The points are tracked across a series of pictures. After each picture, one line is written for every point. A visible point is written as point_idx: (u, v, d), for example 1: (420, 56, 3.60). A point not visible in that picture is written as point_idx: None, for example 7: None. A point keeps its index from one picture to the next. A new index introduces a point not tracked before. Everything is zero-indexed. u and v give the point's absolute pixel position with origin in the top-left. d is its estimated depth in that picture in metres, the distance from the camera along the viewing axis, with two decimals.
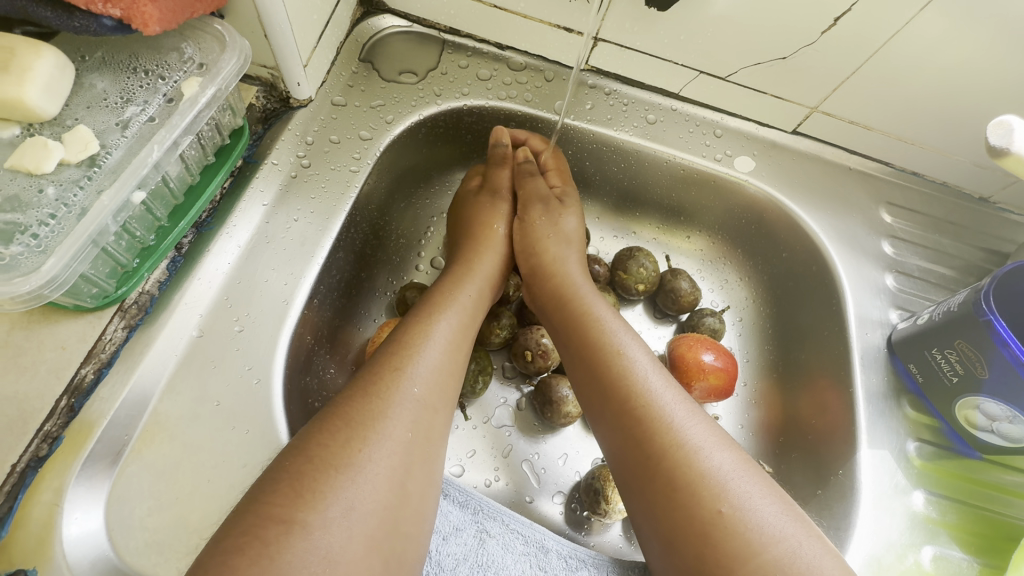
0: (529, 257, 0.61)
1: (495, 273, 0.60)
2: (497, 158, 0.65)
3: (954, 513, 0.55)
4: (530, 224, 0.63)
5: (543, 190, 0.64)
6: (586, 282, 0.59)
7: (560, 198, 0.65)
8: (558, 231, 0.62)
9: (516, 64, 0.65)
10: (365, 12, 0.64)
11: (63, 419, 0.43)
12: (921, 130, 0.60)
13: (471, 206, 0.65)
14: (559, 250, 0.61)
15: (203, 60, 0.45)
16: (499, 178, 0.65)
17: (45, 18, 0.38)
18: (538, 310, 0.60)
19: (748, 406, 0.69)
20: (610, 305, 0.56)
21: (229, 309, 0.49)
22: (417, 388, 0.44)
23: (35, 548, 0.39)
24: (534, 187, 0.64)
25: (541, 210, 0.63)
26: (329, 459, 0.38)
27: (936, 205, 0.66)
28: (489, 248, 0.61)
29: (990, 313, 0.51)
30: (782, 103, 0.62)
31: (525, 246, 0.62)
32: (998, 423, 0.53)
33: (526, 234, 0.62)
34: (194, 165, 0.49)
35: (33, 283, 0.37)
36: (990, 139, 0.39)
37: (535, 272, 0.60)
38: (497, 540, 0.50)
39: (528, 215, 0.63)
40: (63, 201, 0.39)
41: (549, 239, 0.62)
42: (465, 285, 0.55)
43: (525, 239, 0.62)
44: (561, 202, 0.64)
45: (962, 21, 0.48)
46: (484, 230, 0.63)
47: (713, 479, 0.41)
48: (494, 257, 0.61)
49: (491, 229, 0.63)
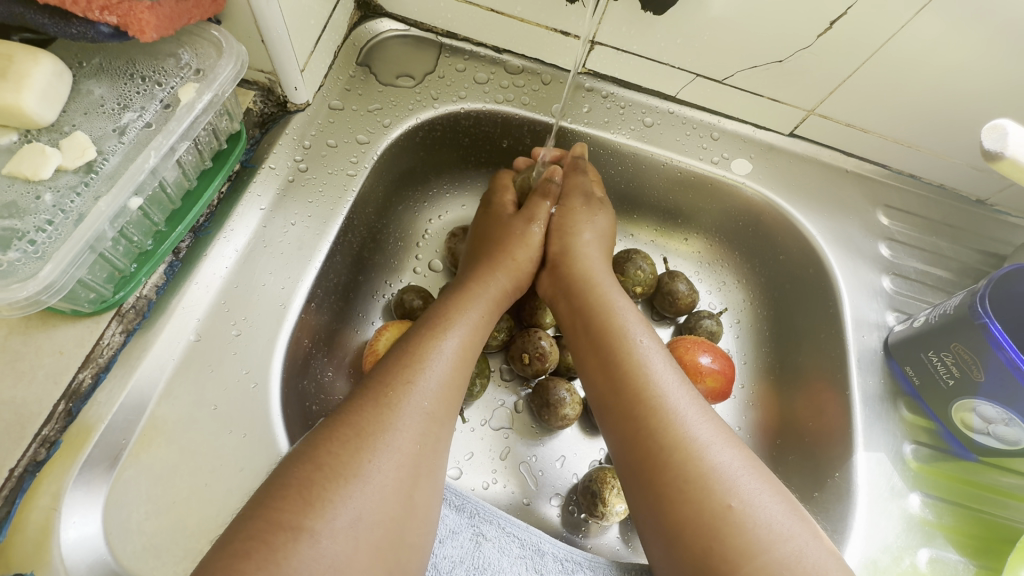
0: (562, 240, 0.61)
1: (500, 298, 0.58)
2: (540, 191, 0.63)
3: (950, 515, 0.55)
4: (570, 211, 0.63)
5: (588, 190, 0.64)
6: (608, 275, 0.58)
7: (602, 200, 0.64)
8: (597, 229, 0.62)
9: (513, 67, 0.66)
10: (363, 16, 0.64)
11: (61, 423, 0.43)
12: (917, 133, 0.60)
13: (495, 210, 0.64)
14: (591, 243, 0.61)
15: (199, 66, 0.45)
16: (538, 208, 0.63)
17: (43, 25, 0.38)
18: (553, 296, 0.60)
19: (745, 408, 0.69)
20: (630, 299, 0.56)
21: (226, 313, 0.50)
22: (426, 401, 0.44)
23: (33, 553, 0.39)
24: (581, 182, 0.64)
25: (582, 207, 0.63)
26: (338, 469, 0.38)
27: (933, 207, 0.66)
28: (512, 254, 0.60)
29: (986, 316, 0.51)
30: (779, 106, 0.62)
31: (560, 228, 0.62)
32: (994, 426, 0.53)
33: (563, 225, 0.62)
34: (191, 170, 0.50)
35: (31, 288, 0.37)
36: (985, 142, 0.38)
37: (557, 276, 0.60)
38: (494, 543, 0.51)
39: (568, 202, 0.63)
40: (61, 207, 0.39)
41: (585, 228, 0.62)
42: (478, 300, 0.55)
43: (559, 228, 0.62)
44: (602, 203, 0.64)
45: (955, 24, 0.48)
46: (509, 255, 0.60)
47: (722, 475, 0.41)
48: (505, 281, 0.58)
49: (514, 257, 0.60)
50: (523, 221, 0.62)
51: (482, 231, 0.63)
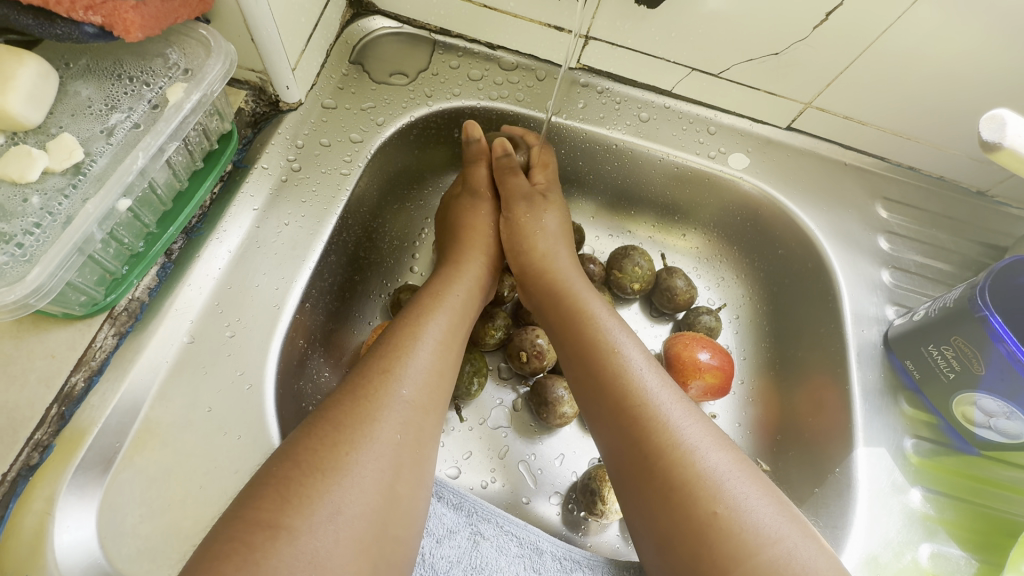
0: (519, 257, 0.61)
1: (482, 278, 0.59)
2: (472, 156, 0.64)
3: (952, 510, 0.54)
4: (516, 221, 0.62)
5: (526, 188, 0.63)
6: (581, 281, 0.58)
7: (544, 193, 0.64)
8: (545, 229, 0.62)
9: (507, 64, 0.65)
10: (355, 13, 0.64)
11: (54, 427, 0.43)
12: (917, 125, 0.59)
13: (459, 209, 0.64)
14: (547, 245, 0.61)
15: (187, 65, 0.45)
16: (476, 176, 0.64)
17: (27, 26, 0.38)
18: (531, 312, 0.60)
19: (745, 404, 0.69)
20: (607, 303, 0.55)
21: (220, 314, 0.49)
22: (407, 389, 0.44)
23: (28, 557, 0.39)
24: (518, 184, 0.63)
25: (525, 208, 0.63)
26: (318, 463, 0.37)
27: (933, 200, 0.65)
28: (476, 247, 0.61)
29: (986, 308, 0.50)
30: (775, 99, 0.62)
31: (512, 241, 0.62)
32: (995, 420, 0.52)
33: (514, 232, 0.62)
34: (182, 170, 0.49)
35: (19, 291, 0.36)
36: (983, 133, 0.37)
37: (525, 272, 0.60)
38: (492, 542, 0.50)
39: (511, 210, 0.63)
40: (48, 210, 0.39)
41: (538, 236, 0.61)
42: (453, 286, 0.55)
43: (513, 237, 0.62)
44: (545, 197, 0.64)
45: (954, 14, 0.47)
46: (467, 229, 0.62)
47: (710, 479, 0.40)
48: (483, 261, 0.60)
49: (474, 228, 0.62)
50: (472, 197, 0.64)
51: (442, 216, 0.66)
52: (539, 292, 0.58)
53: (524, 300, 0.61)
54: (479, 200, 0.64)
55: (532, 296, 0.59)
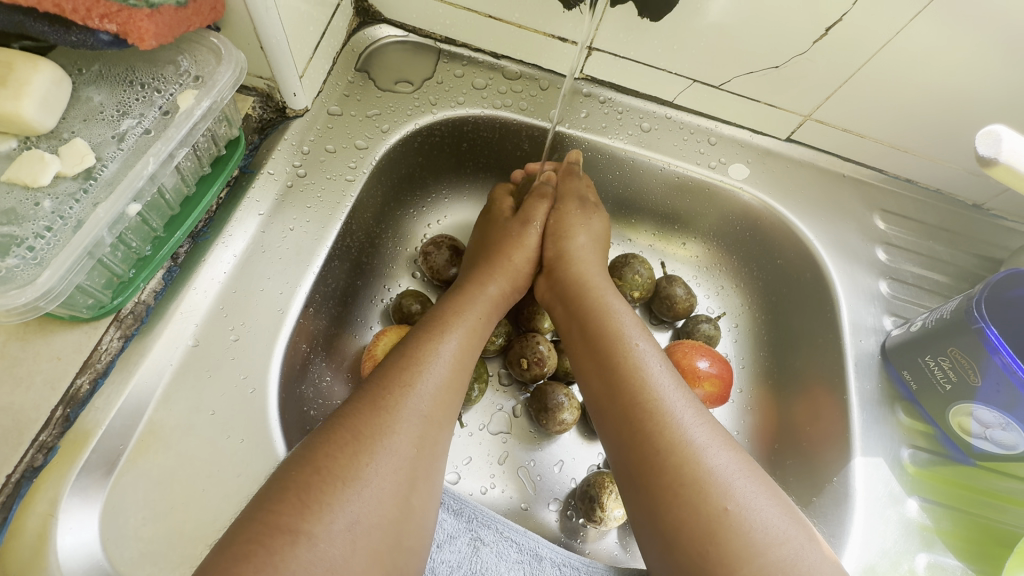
0: (558, 244, 0.61)
1: (500, 300, 0.58)
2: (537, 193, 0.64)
3: (948, 520, 0.55)
4: (566, 215, 0.62)
5: (582, 190, 0.64)
6: (603, 279, 0.58)
7: (596, 205, 0.65)
8: (592, 232, 0.62)
9: (511, 73, 0.66)
10: (361, 22, 0.65)
11: (58, 429, 0.43)
12: (913, 138, 0.60)
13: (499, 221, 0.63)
14: (585, 241, 0.61)
15: (198, 72, 0.45)
16: (535, 210, 0.63)
17: (43, 33, 0.39)
18: (551, 300, 0.60)
19: (743, 413, 0.69)
20: (627, 301, 0.56)
21: (225, 318, 0.50)
22: (423, 403, 0.44)
23: (30, 558, 0.39)
24: (576, 186, 0.64)
25: (577, 207, 0.63)
26: (337, 471, 0.38)
27: (930, 212, 0.66)
28: (506, 275, 0.59)
29: (982, 320, 0.51)
30: (775, 112, 0.63)
31: (556, 231, 0.62)
32: (992, 431, 0.53)
33: (558, 225, 0.62)
34: (190, 175, 0.50)
35: (29, 294, 0.37)
36: (979, 148, 0.38)
37: (559, 257, 0.60)
38: (492, 548, 0.51)
39: (563, 206, 0.63)
40: (59, 214, 0.39)
41: (581, 231, 0.62)
42: (474, 305, 0.55)
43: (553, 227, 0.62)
44: (597, 208, 0.64)
45: (950, 31, 0.48)
46: (508, 255, 0.60)
47: (718, 478, 0.41)
48: (505, 283, 0.59)
49: (512, 258, 0.60)
50: (523, 225, 0.62)
51: (481, 235, 0.64)
52: (559, 289, 0.58)
53: (544, 289, 0.61)
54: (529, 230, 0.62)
55: (555, 284, 0.59)
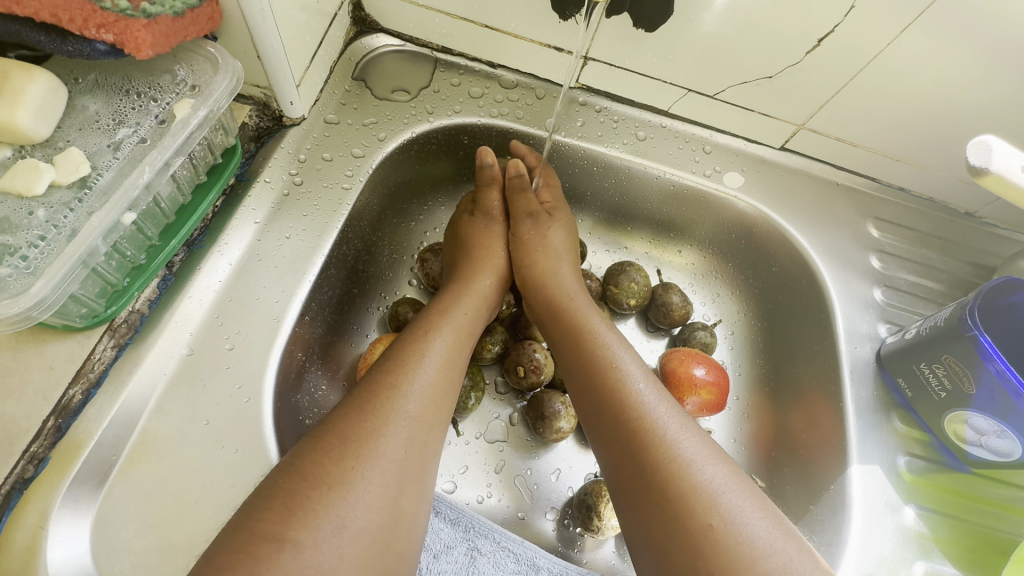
0: (522, 267, 0.62)
1: (490, 294, 0.59)
2: (488, 180, 0.66)
3: (946, 528, 0.55)
4: (521, 236, 0.63)
5: (533, 206, 0.65)
6: (581, 294, 0.59)
7: (550, 212, 0.65)
8: (554, 244, 0.62)
9: (508, 82, 0.66)
10: (358, 31, 0.65)
11: (50, 440, 0.43)
12: (906, 148, 0.61)
13: (466, 224, 0.65)
14: (548, 261, 0.61)
15: (195, 81, 0.45)
16: (492, 201, 0.66)
17: (40, 42, 0.39)
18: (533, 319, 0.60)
19: (740, 420, 0.69)
20: (605, 318, 0.56)
21: (219, 327, 0.49)
22: (412, 405, 0.44)
23: (19, 571, 0.38)
24: (527, 201, 0.65)
25: (530, 224, 0.64)
26: (324, 477, 0.37)
27: (923, 220, 0.66)
28: (489, 266, 0.61)
29: (976, 328, 0.51)
30: (769, 121, 0.63)
31: (517, 252, 0.63)
32: (987, 438, 0.53)
33: (517, 245, 0.63)
34: (186, 184, 0.50)
35: (22, 304, 0.37)
36: (971, 158, 0.38)
37: (528, 284, 0.61)
38: (488, 558, 0.50)
39: (517, 226, 0.64)
40: (54, 223, 0.39)
41: (541, 251, 0.62)
42: (461, 302, 0.55)
43: (517, 248, 0.63)
44: (551, 215, 0.65)
45: (941, 42, 0.49)
46: (482, 249, 0.62)
47: (705, 492, 0.41)
48: (492, 277, 0.60)
49: (490, 252, 0.62)
50: (483, 218, 0.65)
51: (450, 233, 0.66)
52: (540, 309, 0.59)
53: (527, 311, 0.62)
54: (492, 222, 0.65)
55: (534, 306, 0.60)
